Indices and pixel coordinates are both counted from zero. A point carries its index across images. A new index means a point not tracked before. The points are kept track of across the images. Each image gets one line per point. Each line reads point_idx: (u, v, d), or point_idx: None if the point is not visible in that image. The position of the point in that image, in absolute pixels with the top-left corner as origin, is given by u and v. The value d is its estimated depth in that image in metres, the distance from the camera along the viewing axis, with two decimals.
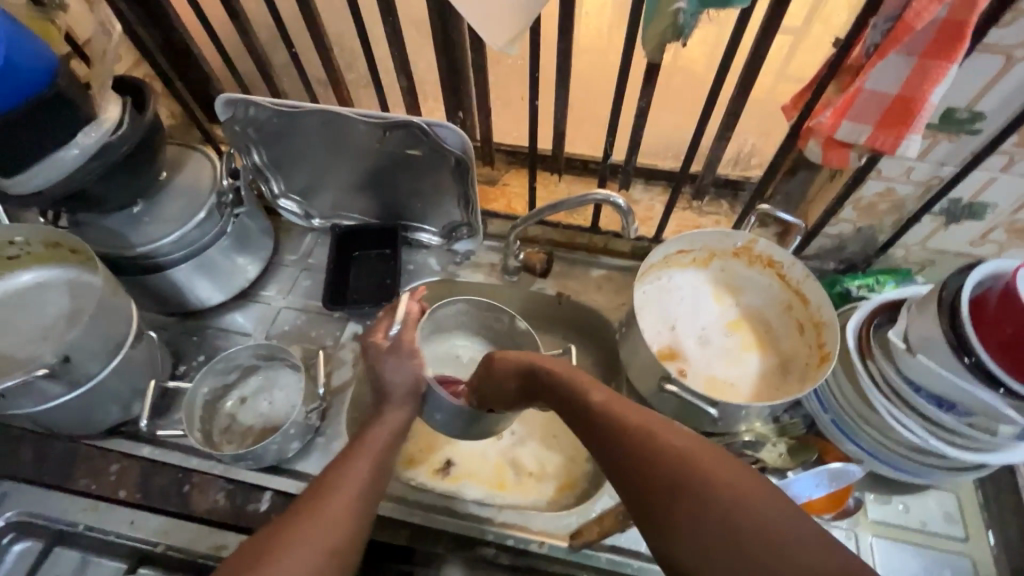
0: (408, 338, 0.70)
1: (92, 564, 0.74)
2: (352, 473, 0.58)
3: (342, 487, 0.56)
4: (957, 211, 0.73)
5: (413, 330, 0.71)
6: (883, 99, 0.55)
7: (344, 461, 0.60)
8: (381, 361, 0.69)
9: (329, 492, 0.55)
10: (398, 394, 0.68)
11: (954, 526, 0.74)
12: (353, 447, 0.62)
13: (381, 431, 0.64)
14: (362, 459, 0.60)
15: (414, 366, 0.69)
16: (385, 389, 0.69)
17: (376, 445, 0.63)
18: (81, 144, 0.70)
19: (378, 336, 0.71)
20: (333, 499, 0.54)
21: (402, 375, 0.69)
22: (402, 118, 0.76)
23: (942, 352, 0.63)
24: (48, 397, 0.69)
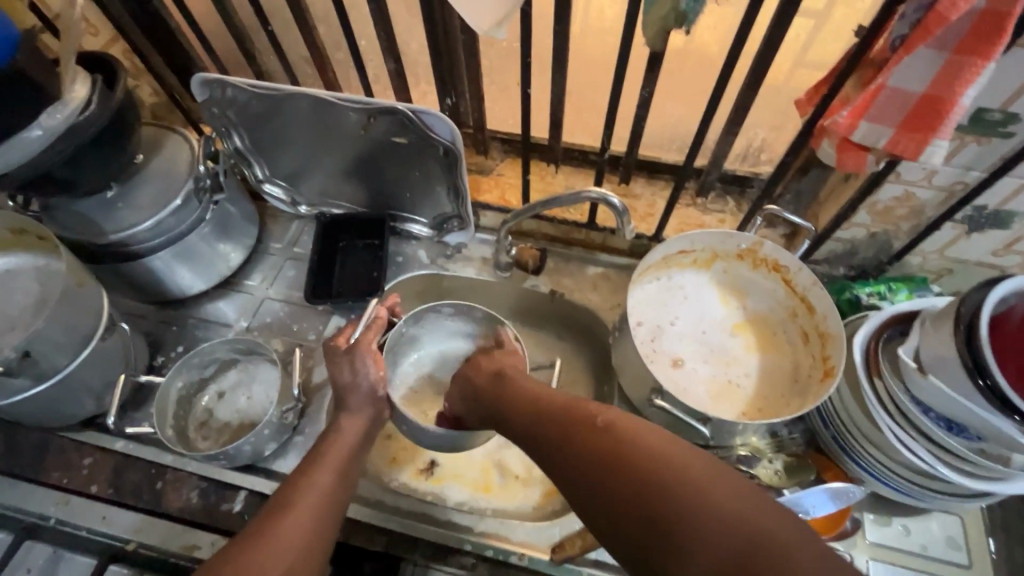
0: (366, 340, 0.69)
1: (65, 559, 0.72)
2: (310, 487, 0.57)
3: (300, 503, 0.55)
4: (981, 219, 0.68)
5: (372, 332, 0.71)
6: (907, 98, 0.50)
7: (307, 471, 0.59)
8: (338, 363, 0.67)
9: (286, 510, 0.54)
10: (359, 398, 0.66)
11: (957, 552, 0.71)
12: (314, 456, 0.61)
13: (340, 441, 0.63)
14: (323, 471, 0.59)
15: (373, 370, 0.67)
16: (341, 393, 0.67)
17: (335, 455, 0.61)
18: (45, 125, 0.64)
19: (340, 339, 0.70)
20: (293, 516, 0.54)
21: (360, 377, 0.66)
22: (386, 104, 0.71)
23: (955, 373, 0.58)
24: (13, 390, 0.66)
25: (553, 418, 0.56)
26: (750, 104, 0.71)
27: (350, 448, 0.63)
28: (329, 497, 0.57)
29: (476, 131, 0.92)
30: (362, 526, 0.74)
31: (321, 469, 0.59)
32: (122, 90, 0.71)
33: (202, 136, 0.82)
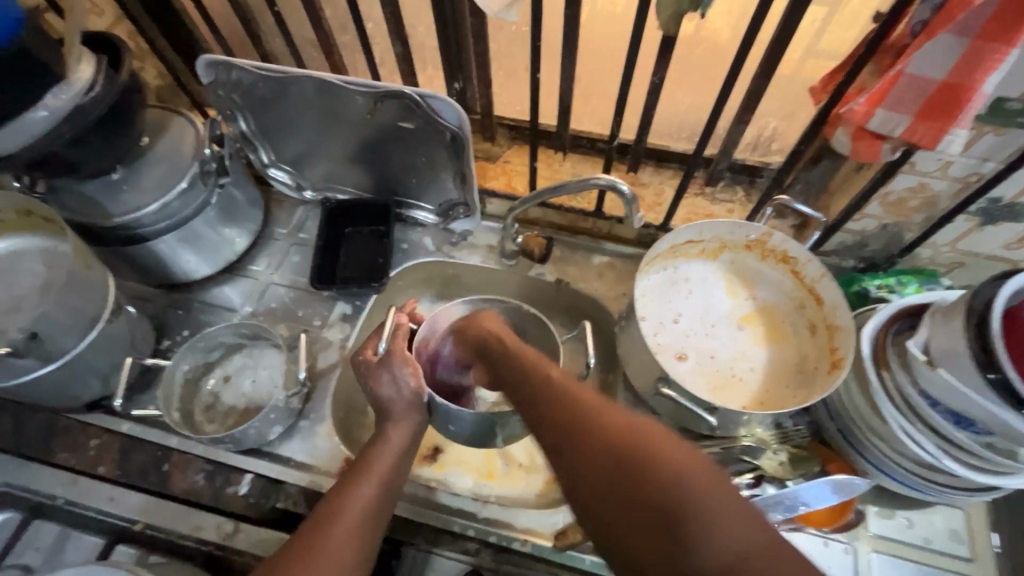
0: (398, 349, 0.66)
1: (71, 538, 0.75)
2: (357, 499, 0.56)
3: (345, 516, 0.54)
4: (995, 211, 0.67)
5: (403, 341, 0.68)
6: (926, 85, 0.48)
7: (347, 486, 0.57)
8: (376, 376, 0.65)
9: (332, 522, 0.53)
10: (400, 409, 0.64)
11: (960, 545, 0.71)
12: (360, 465, 0.59)
13: (386, 450, 0.61)
14: (367, 482, 0.58)
15: (410, 379, 0.64)
16: (384, 406, 0.65)
17: (381, 465, 0.60)
18: (49, 105, 0.64)
19: (369, 352, 0.68)
20: (340, 530, 0.53)
21: (402, 389, 0.64)
22: (393, 88, 0.70)
23: (964, 366, 0.58)
24: (20, 370, 0.66)
25: (554, 403, 0.51)
26: (763, 90, 0.70)
27: (395, 458, 0.61)
28: (375, 507, 0.56)
29: (483, 117, 0.90)
30: None
31: (364, 481, 0.58)
32: (127, 71, 0.70)
33: (207, 119, 0.82)
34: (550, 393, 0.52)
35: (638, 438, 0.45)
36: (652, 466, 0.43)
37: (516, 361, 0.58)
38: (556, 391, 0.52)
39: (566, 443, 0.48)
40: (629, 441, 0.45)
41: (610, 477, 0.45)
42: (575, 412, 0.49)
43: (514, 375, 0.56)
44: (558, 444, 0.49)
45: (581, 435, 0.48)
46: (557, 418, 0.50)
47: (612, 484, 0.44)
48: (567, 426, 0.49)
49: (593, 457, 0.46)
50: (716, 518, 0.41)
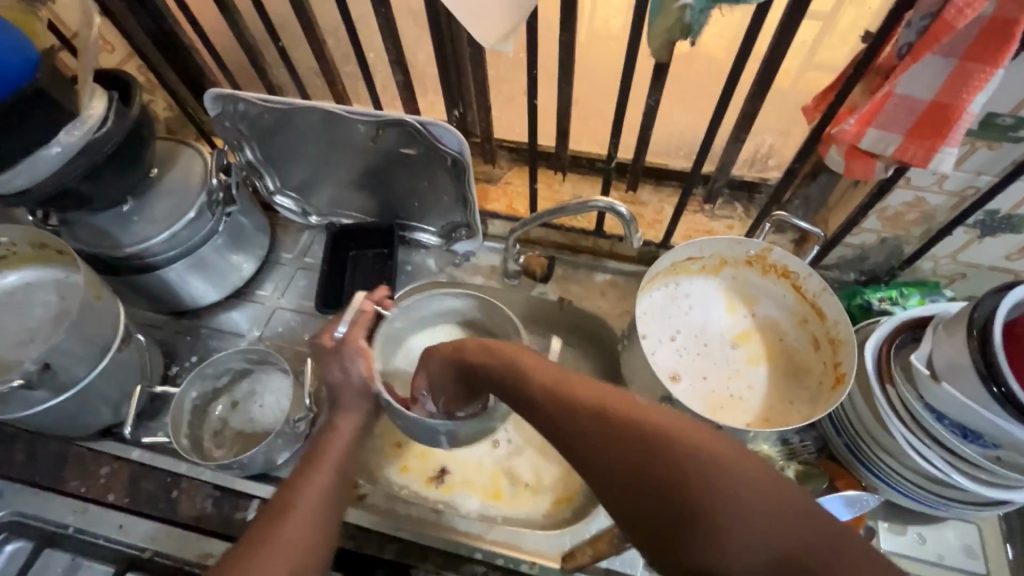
0: (352, 338, 0.69)
1: (82, 567, 0.72)
2: (309, 487, 0.58)
3: (298, 505, 0.56)
4: (994, 223, 0.67)
5: (361, 330, 0.71)
6: (915, 105, 0.49)
7: (303, 475, 0.59)
8: (327, 362, 0.69)
9: (284, 514, 0.55)
10: (348, 396, 0.67)
11: (974, 561, 0.70)
12: (312, 456, 0.62)
13: (336, 438, 0.64)
14: (322, 470, 0.60)
15: (360, 368, 0.68)
16: (334, 393, 0.68)
17: (332, 451, 0.62)
18: (63, 142, 0.66)
19: (326, 337, 0.71)
20: (293, 519, 0.55)
21: (352, 376, 0.68)
22: (394, 117, 0.72)
23: (969, 379, 0.58)
24: (34, 401, 0.68)
25: (564, 398, 0.48)
26: (756, 109, 0.71)
27: (345, 444, 0.63)
28: (328, 493, 0.59)
29: (483, 141, 0.92)
30: (371, 534, 0.74)
31: (318, 471, 0.60)
32: (138, 107, 0.72)
33: (215, 150, 0.83)
34: (549, 390, 0.50)
35: (657, 417, 0.44)
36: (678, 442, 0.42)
37: (506, 359, 0.56)
38: (557, 389, 0.49)
39: (582, 434, 0.46)
40: (646, 423, 0.44)
41: (631, 458, 0.43)
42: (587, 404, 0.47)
43: (506, 379, 0.54)
44: (574, 433, 0.46)
45: (597, 420, 0.45)
46: (565, 411, 0.48)
47: (636, 466, 0.42)
48: (576, 418, 0.47)
49: (604, 442, 0.44)
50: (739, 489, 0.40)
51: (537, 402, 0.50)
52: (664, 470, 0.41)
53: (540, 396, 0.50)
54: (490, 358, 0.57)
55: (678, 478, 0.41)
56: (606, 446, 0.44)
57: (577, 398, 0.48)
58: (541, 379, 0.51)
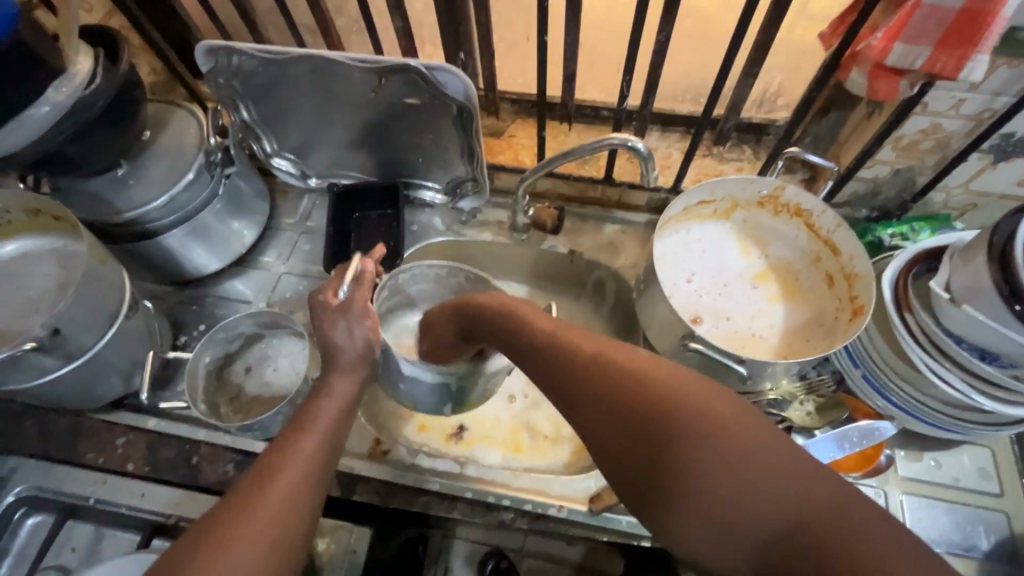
0: (360, 300, 0.63)
1: (105, 538, 0.75)
2: (295, 453, 0.51)
3: (283, 472, 0.48)
4: (1009, 147, 0.67)
5: (365, 291, 0.65)
6: (946, 15, 0.48)
7: (288, 437, 0.52)
8: (331, 322, 0.63)
9: (269, 479, 0.47)
10: (349, 359, 0.62)
11: (988, 482, 0.72)
12: (301, 420, 0.55)
13: (330, 399, 0.58)
14: (310, 436, 0.53)
15: (366, 330, 0.63)
16: (331, 353, 0.62)
17: (324, 419, 0.56)
18: (52, 100, 0.62)
19: (327, 294, 0.64)
20: (278, 486, 0.47)
21: (356, 339, 0.62)
22: (398, 61, 0.69)
23: (989, 300, 0.58)
24: (42, 371, 0.66)
25: (595, 379, 0.45)
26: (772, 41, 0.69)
27: (337, 410, 0.58)
28: (317, 460, 0.52)
29: (487, 90, 0.89)
30: (398, 489, 0.74)
31: (305, 435, 0.53)
32: (126, 63, 0.69)
33: (209, 109, 0.80)
34: (586, 366, 0.46)
35: (652, 378, 0.43)
36: (673, 408, 0.41)
37: (537, 339, 0.52)
38: (574, 351, 0.48)
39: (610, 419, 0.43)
40: (683, 412, 0.40)
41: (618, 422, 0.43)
42: (626, 384, 0.43)
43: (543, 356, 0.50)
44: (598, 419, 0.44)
45: (631, 408, 0.42)
46: (604, 396, 0.44)
47: (623, 432, 0.42)
48: (589, 378, 0.46)
49: (596, 402, 0.44)
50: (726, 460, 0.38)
51: (567, 381, 0.47)
52: (653, 436, 0.41)
53: (552, 362, 0.49)
54: (516, 333, 0.55)
55: (679, 457, 0.39)
56: (626, 428, 0.42)
57: (611, 384, 0.44)
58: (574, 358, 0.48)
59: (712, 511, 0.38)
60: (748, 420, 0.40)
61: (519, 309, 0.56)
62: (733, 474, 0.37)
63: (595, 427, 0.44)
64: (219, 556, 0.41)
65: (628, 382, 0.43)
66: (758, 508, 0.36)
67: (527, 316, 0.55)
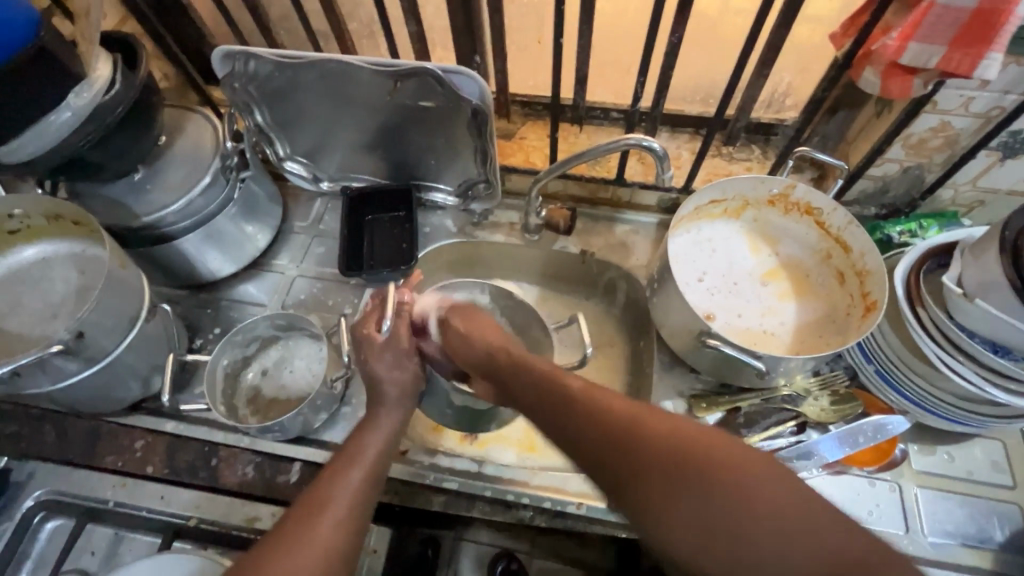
0: (402, 336, 0.70)
1: (124, 540, 0.74)
2: (343, 486, 0.56)
3: (333, 502, 0.54)
4: (1017, 144, 0.68)
5: (404, 325, 0.71)
6: (959, 14, 0.49)
7: (337, 471, 0.58)
8: (376, 354, 0.69)
9: (319, 509, 0.54)
10: (394, 395, 0.67)
11: (1001, 474, 0.73)
12: (349, 455, 0.60)
13: (374, 432, 0.63)
14: (356, 469, 0.58)
15: (411, 363, 0.71)
16: (377, 386, 0.68)
17: (369, 453, 0.61)
18: (72, 106, 0.63)
19: (370, 329, 0.70)
20: (326, 518, 0.53)
21: (404, 372, 0.70)
22: (414, 65, 0.70)
23: (1004, 294, 0.58)
24: (64, 374, 0.66)
25: (652, 454, 0.46)
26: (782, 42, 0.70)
27: (381, 443, 0.62)
28: (361, 491, 0.57)
29: (499, 93, 0.90)
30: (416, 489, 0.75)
31: (353, 468, 0.58)
32: (144, 69, 0.69)
33: (224, 114, 0.80)
34: (626, 426, 0.49)
35: (690, 438, 0.46)
36: (713, 467, 0.43)
37: (589, 407, 0.53)
38: (609, 416, 0.51)
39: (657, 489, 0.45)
40: (727, 477, 0.43)
41: (662, 485, 0.45)
42: (682, 461, 0.45)
43: (585, 423, 0.52)
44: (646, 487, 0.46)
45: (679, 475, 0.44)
46: (649, 463, 0.46)
47: (666, 495, 0.44)
48: (629, 441, 0.48)
49: (640, 464, 0.47)
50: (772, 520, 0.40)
51: (609, 443, 0.50)
52: (697, 496, 0.43)
53: (588, 429, 0.52)
54: (547, 400, 0.58)
55: (727, 519, 0.41)
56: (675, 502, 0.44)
57: (653, 446, 0.47)
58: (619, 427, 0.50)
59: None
60: (793, 489, 0.41)
61: (550, 369, 0.60)
62: (781, 533, 0.40)
63: (641, 488, 0.46)
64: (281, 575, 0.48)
65: (671, 443, 0.46)
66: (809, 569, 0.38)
67: (571, 383, 0.57)
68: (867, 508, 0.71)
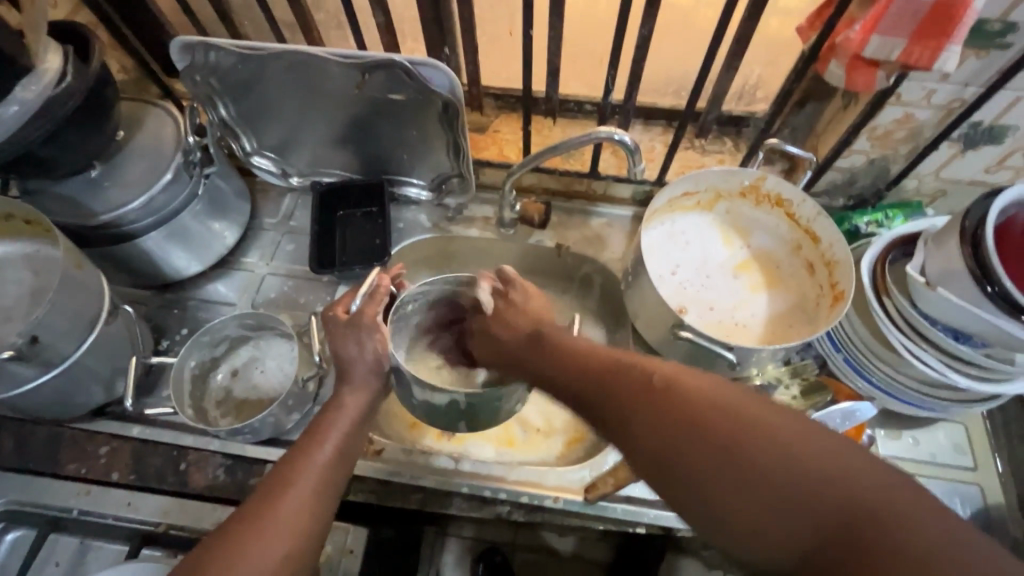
0: (369, 312, 0.64)
1: (92, 549, 0.72)
2: (309, 464, 0.54)
3: (297, 483, 0.52)
4: (977, 135, 0.70)
5: (377, 304, 0.66)
6: (919, 8, 0.50)
7: (303, 450, 0.55)
8: (343, 337, 0.64)
9: (283, 491, 0.51)
10: (362, 371, 0.63)
11: (963, 456, 0.75)
12: (314, 433, 0.57)
13: (342, 411, 0.60)
14: (322, 448, 0.56)
15: (377, 343, 0.63)
16: (344, 365, 0.63)
17: (336, 431, 0.58)
18: (20, 99, 0.60)
19: (339, 310, 0.66)
20: (290, 501, 0.50)
21: (367, 351, 0.63)
22: (382, 57, 0.68)
23: (963, 283, 0.60)
24: (19, 380, 0.64)
25: (650, 397, 0.44)
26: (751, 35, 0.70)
27: (348, 425, 0.59)
28: (327, 473, 0.54)
29: (471, 86, 0.89)
30: (394, 488, 0.74)
31: (318, 446, 0.56)
32: (98, 61, 0.66)
33: (185, 107, 0.77)
34: (625, 376, 0.48)
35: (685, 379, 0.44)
36: (706, 403, 0.41)
37: (595, 364, 0.52)
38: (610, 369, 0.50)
39: (659, 443, 0.42)
40: (719, 408, 0.40)
41: (658, 422, 0.43)
42: (672, 400, 0.43)
43: (589, 396, 0.50)
44: (646, 439, 0.43)
45: (677, 421, 0.41)
46: (646, 418, 0.44)
47: (659, 429, 0.42)
48: (624, 389, 0.47)
49: (635, 404, 0.45)
50: (772, 444, 0.37)
51: (608, 394, 0.48)
52: (692, 429, 0.40)
53: (588, 380, 0.51)
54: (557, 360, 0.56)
55: (718, 444, 0.39)
56: (669, 438, 0.41)
57: (652, 387, 0.45)
58: (620, 391, 0.47)
59: (732, 505, 0.37)
60: (774, 407, 0.40)
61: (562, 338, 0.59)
62: (779, 459, 0.36)
63: (641, 431, 0.43)
64: (240, 559, 0.45)
65: (663, 382, 0.45)
66: (806, 495, 0.35)
67: (567, 344, 0.58)
68: None
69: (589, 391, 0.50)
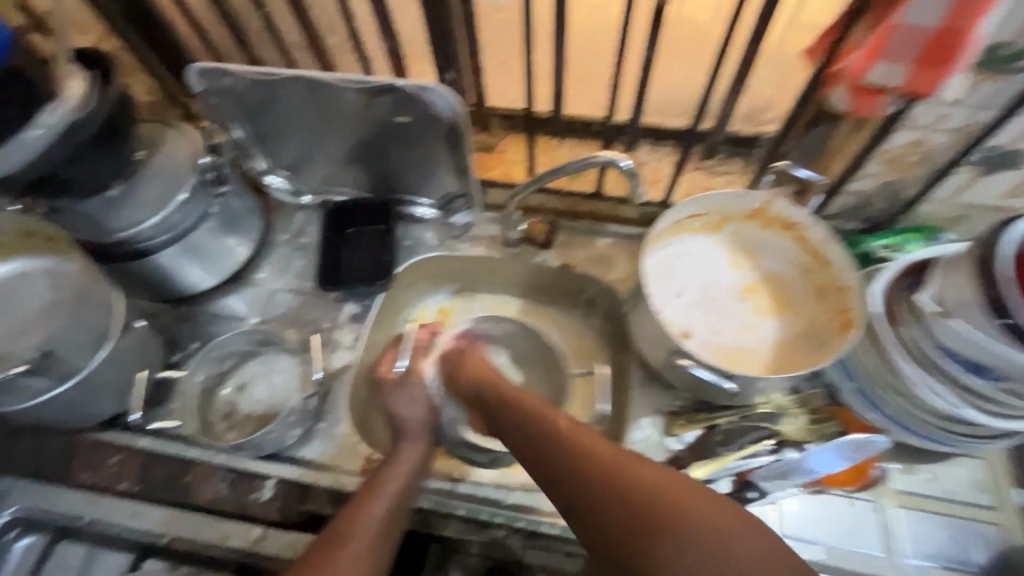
0: None
1: (99, 557, 0.74)
2: (366, 518, 0.61)
3: (355, 534, 0.59)
4: (995, 159, 0.67)
5: None
6: (920, 34, 0.49)
7: (362, 501, 0.63)
8: None
9: (343, 541, 0.58)
10: None
11: (984, 494, 0.71)
12: (371, 484, 0.65)
13: (397, 465, 0.68)
14: (377, 501, 0.63)
15: None
16: None
17: (392, 484, 0.65)
18: (45, 123, 0.62)
19: None
20: (348, 549, 0.58)
21: None
22: (386, 82, 0.70)
23: (977, 313, 0.58)
24: (34, 391, 0.66)
25: (624, 495, 0.53)
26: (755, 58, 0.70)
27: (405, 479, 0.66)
28: (384, 523, 0.62)
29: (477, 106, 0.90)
30: None
31: (374, 500, 0.63)
32: (119, 83, 0.69)
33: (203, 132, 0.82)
34: (605, 474, 0.55)
35: (655, 484, 0.53)
36: (677, 509, 0.50)
37: (567, 445, 0.60)
38: (584, 457, 0.58)
39: (643, 541, 0.50)
40: (688, 514, 0.49)
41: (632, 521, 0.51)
42: (648, 499, 0.52)
43: (567, 467, 0.59)
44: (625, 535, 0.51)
45: (655, 523, 0.50)
46: (626, 508, 0.52)
47: (634, 527, 0.51)
48: (606, 486, 0.55)
49: (615, 500, 0.53)
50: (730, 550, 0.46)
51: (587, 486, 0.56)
52: (661, 533, 0.49)
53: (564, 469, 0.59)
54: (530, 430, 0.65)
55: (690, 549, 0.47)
56: (646, 537, 0.50)
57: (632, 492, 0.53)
58: (599, 475, 0.56)
59: None
60: (731, 515, 0.49)
61: (527, 402, 0.69)
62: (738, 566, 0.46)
63: (615, 524, 0.52)
64: None
65: (641, 481, 0.53)
66: None
67: (534, 415, 0.66)
68: (846, 528, 0.70)
69: (567, 478, 0.58)
